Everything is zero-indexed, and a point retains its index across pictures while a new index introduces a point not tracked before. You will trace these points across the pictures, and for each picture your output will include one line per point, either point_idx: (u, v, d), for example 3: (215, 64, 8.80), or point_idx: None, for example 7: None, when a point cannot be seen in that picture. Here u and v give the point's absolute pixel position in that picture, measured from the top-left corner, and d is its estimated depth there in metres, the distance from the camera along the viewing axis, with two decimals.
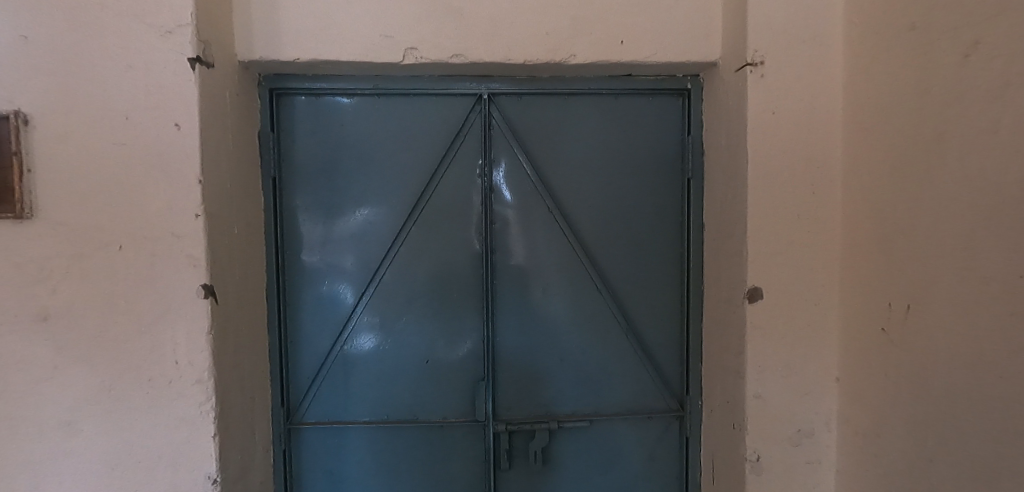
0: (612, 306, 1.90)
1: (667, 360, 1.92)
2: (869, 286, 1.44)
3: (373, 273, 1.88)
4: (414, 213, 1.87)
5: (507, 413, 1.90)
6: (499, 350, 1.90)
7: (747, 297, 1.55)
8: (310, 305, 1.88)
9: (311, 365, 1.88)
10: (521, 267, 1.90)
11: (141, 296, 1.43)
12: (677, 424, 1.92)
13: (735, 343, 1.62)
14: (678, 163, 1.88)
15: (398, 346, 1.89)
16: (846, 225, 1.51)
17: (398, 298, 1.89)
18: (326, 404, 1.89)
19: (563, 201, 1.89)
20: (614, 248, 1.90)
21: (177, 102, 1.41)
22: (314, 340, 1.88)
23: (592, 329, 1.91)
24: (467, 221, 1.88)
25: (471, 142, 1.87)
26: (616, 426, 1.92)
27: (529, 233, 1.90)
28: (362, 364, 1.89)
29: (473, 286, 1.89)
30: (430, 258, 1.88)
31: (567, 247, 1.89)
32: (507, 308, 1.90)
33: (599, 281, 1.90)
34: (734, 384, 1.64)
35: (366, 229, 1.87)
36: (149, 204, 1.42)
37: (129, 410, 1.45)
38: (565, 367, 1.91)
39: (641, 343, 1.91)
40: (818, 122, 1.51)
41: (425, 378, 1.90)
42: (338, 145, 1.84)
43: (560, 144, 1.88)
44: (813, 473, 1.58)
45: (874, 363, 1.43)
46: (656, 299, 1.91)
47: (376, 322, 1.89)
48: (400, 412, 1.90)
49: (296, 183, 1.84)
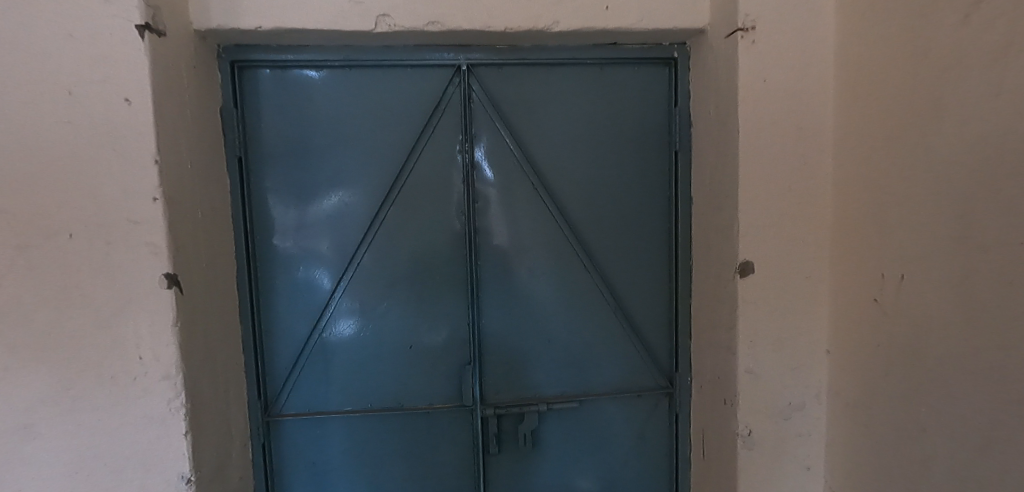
0: (600, 284, 1.85)
1: (655, 338, 1.89)
2: (861, 258, 1.42)
3: (350, 257, 1.79)
4: (392, 192, 1.78)
5: (494, 397, 1.85)
6: (484, 333, 1.84)
7: (739, 271, 1.52)
8: (285, 292, 1.78)
9: (289, 354, 1.80)
10: (506, 247, 1.84)
11: (98, 288, 1.33)
12: (666, 402, 1.91)
13: (726, 319, 1.59)
14: (665, 135, 1.82)
15: (380, 332, 1.82)
16: (838, 196, 1.48)
17: (378, 283, 1.81)
18: (306, 394, 1.81)
19: (547, 178, 1.82)
20: (601, 225, 1.85)
21: (126, 75, 1.29)
22: (290, 329, 1.79)
23: (580, 309, 1.86)
24: (448, 200, 1.80)
25: (450, 116, 1.78)
26: (605, 406, 1.89)
27: (513, 210, 1.83)
28: (342, 351, 1.81)
29: (456, 267, 1.82)
30: (410, 240, 1.80)
31: (552, 225, 1.83)
32: (492, 289, 1.84)
33: (586, 259, 1.84)
34: (725, 360, 1.61)
35: (342, 212, 1.77)
36: (102, 189, 1.30)
37: (91, 410, 1.35)
38: (553, 347, 1.87)
39: (629, 321, 1.87)
40: (810, 90, 1.47)
41: (409, 364, 1.83)
42: (308, 123, 1.73)
43: (543, 117, 1.80)
44: (803, 446, 1.58)
45: (866, 335, 1.41)
46: (643, 276, 1.87)
47: (356, 308, 1.81)
48: (383, 400, 1.83)
49: (264, 164, 1.73)
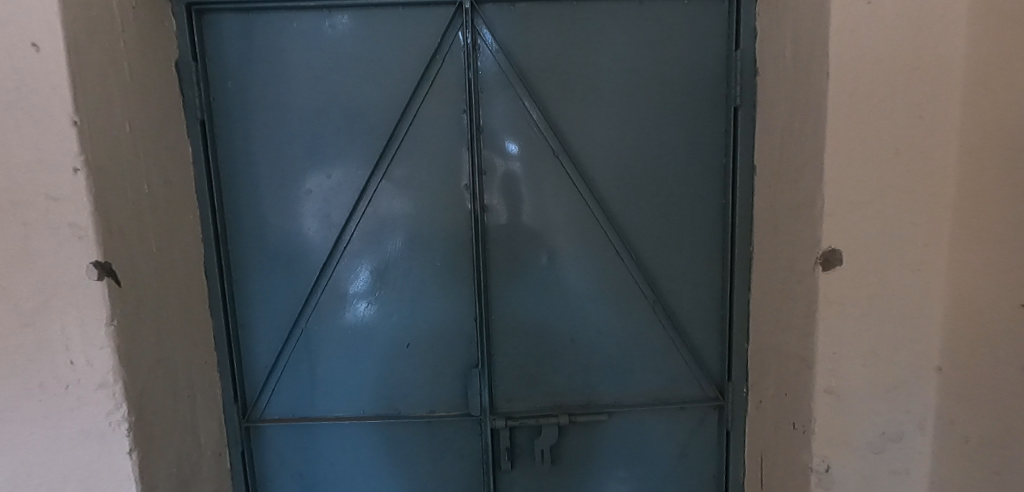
0: (634, 274, 1.53)
1: (703, 339, 1.55)
2: (1002, 246, 1.03)
3: (336, 240, 1.51)
4: (384, 162, 1.49)
5: (507, 405, 1.56)
6: (495, 330, 1.55)
7: (821, 262, 1.16)
8: (263, 280, 1.53)
9: (269, 351, 1.56)
10: (520, 229, 1.52)
11: (17, 279, 1.09)
12: (714, 415, 1.58)
13: (800, 322, 1.24)
14: (721, 87, 1.45)
15: (373, 327, 1.55)
16: (968, 162, 1.09)
17: (369, 271, 1.53)
18: (290, 397, 1.57)
19: (571, 143, 1.49)
20: (636, 202, 1.50)
21: (31, 13, 1.02)
22: (269, 323, 1.55)
23: (610, 302, 1.54)
24: (450, 172, 1.50)
25: (453, 68, 1.46)
26: (640, 419, 1.58)
27: (529, 183, 1.50)
28: (328, 349, 1.56)
29: (460, 252, 1.52)
30: (406, 219, 1.51)
31: (576, 201, 1.51)
32: (504, 279, 1.54)
33: (618, 243, 1.52)
34: (797, 374, 1.27)
35: (325, 185, 1.49)
36: (12, 157, 1.06)
37: (18, 423, 1.14)
38: (578, 348, 1.56)
39: (671, 318, 1.54)
40: (933, 13, 1.07)
41: (407, 366, 1.56)
42: (282, 79, 1.45)
43: (567, 67, 1.46)
44: (899, 487, 1.22)
45: (1003, 352, 1.04)
46: (689, 265, 1.52)
47: (344, 299, 1.54)
48: (377, 406, 1.58)
49: (233, 128, 1.46)
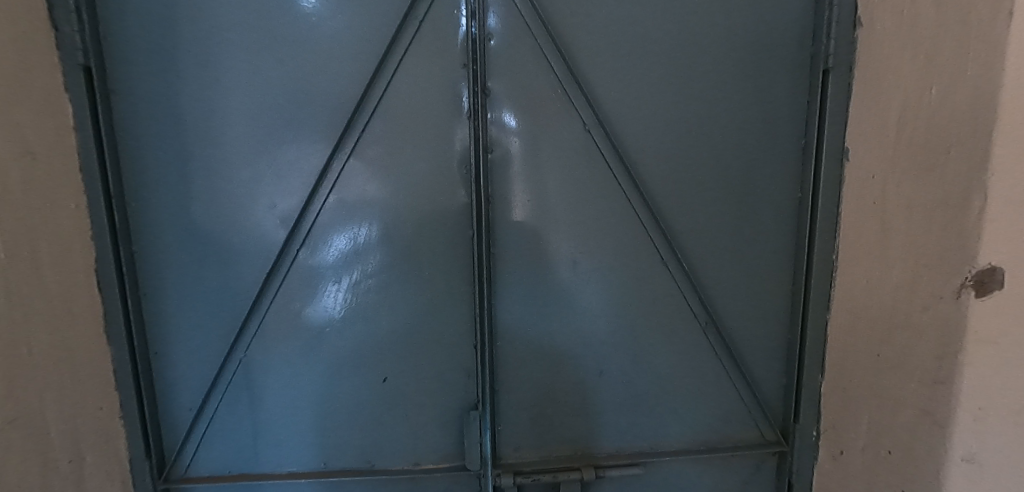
0: (681, 287, 1.18)
1: (763, 368, 1.23)
2: None
3: (286, 240, 1.11)
4: (353, 136, 1.09)
5: (513, 454, 1.21)
6: (500, 359, 1.19)
7: (974, 284, 0.82)
8: (185, 293, 1.12)
9: (195, 388, 1.15)
10: (536, 228, 1.15)
11: None
12: (771, 462, 1.26)
13: (927, 364, 0.91)
14: (802, 45, 1.11)
15: (338, 355, 1.16)
16: None
17: (333, 281, 1.14)
18: (226, 447, 1.18)
19: (606, 114, 1.12)
20: (687, 195, 1.15)
21: None
22: (193, 351, 1.14)
23: (649, 324, 1.19)
24: (442, 150, 1.11)
25: (449, 5, 1.06)
26: (681, 469, 1.25)
27: (549, 168, 1.13)
28: (277, 384, 1.16)
29: (456, 258, 1.14)
30: (383, 213, 1.12)
31: (611, 192, 1.15)
32: (514, 292, 1.17)
33: (662, 248, 1.17)
34: (916, 430, 0.95)
35: (271, 165, 1.09)
36: None
37: None
38: (607, 382, 1.21)
39: (725, 343, 1.21)
40: None
41: (382, 406, 1.19)
42: (209, 13, 1.04)
43: (605, 11, 1.08)
44: None
45: None
46: (750, 275, 1.19)
47: (298, 319, 1.15)
48: (344, 457, 1.20)
49: (137, 83, 1.05)
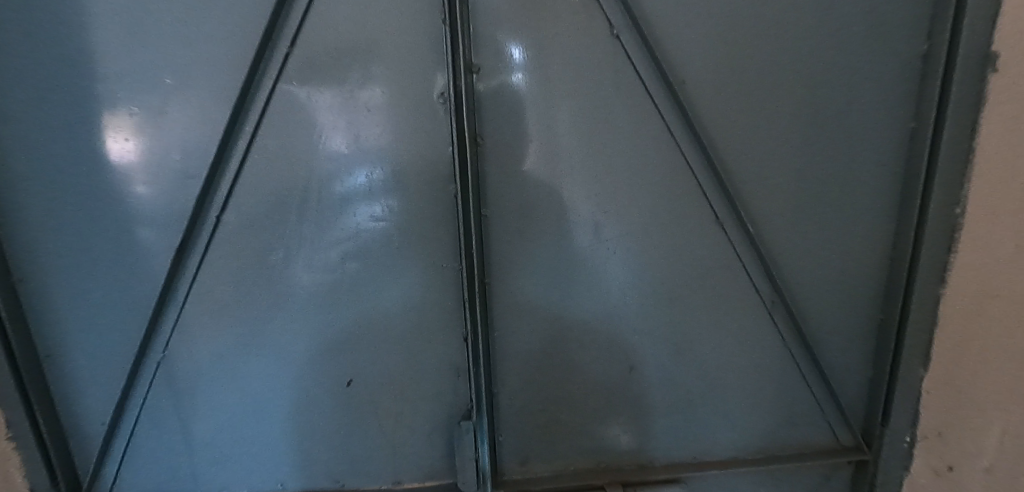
0: (739, 253, 0.87)
1: (844, 357, 0.93)
2: None
3: (199, 204, 0.82)
4: (282, 51, 0.78)
5: (519, 469, 0.95)
6: (497, 351, 0.91)
7: None
8: (79, 276, 0.85)
9: (105, 398, 0.89)
10: (541, 178, 0.84)
11: None
12: (847, 473, 0.98)
13: None
14: None
15: (285, 354, 0.89)
16: None
17: (270, 257, 0.85)
18: (155, 468, 0.93)
19: (637, 13, 0.79)
20: (748, 126, 0.83)
21: None
22: (98, 351, 0.87)
23: (695, 305, 0.90)
24: (406, 72, 0.80)
25: None
26: (733, 483, 0.98)
27: (555, 92, 0.82)
28: (210, 391, 0.90)
29: (434, 221, 0.85)
30: (332, 162, 0.82)
31: (645, 126, 0.83)
32: (514, 265, 0.87)
33: (714, 201, 0.85)
34: None
35: (173, 101, 0.79)
36: None
37: None
38: (638, 380, 0.93)
39: (795, 326, 0.91)
40: None
41: (349, 414, 0.92)
42: None
43: None
44: None
45: None
46: (832, 234, 0.88)
47: (228, 307, 0.86)
48: (305, 477, 0.95)
49: None
